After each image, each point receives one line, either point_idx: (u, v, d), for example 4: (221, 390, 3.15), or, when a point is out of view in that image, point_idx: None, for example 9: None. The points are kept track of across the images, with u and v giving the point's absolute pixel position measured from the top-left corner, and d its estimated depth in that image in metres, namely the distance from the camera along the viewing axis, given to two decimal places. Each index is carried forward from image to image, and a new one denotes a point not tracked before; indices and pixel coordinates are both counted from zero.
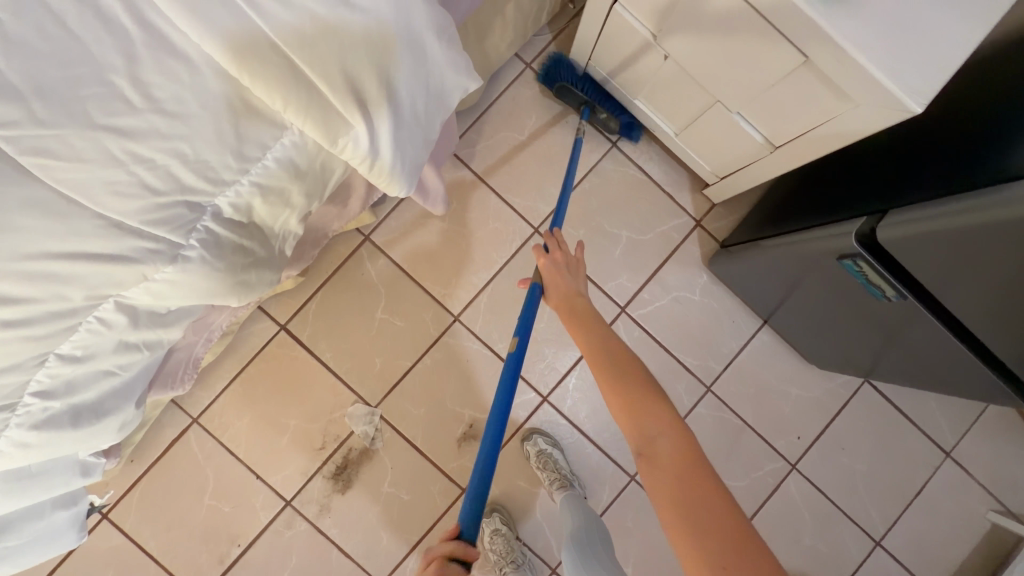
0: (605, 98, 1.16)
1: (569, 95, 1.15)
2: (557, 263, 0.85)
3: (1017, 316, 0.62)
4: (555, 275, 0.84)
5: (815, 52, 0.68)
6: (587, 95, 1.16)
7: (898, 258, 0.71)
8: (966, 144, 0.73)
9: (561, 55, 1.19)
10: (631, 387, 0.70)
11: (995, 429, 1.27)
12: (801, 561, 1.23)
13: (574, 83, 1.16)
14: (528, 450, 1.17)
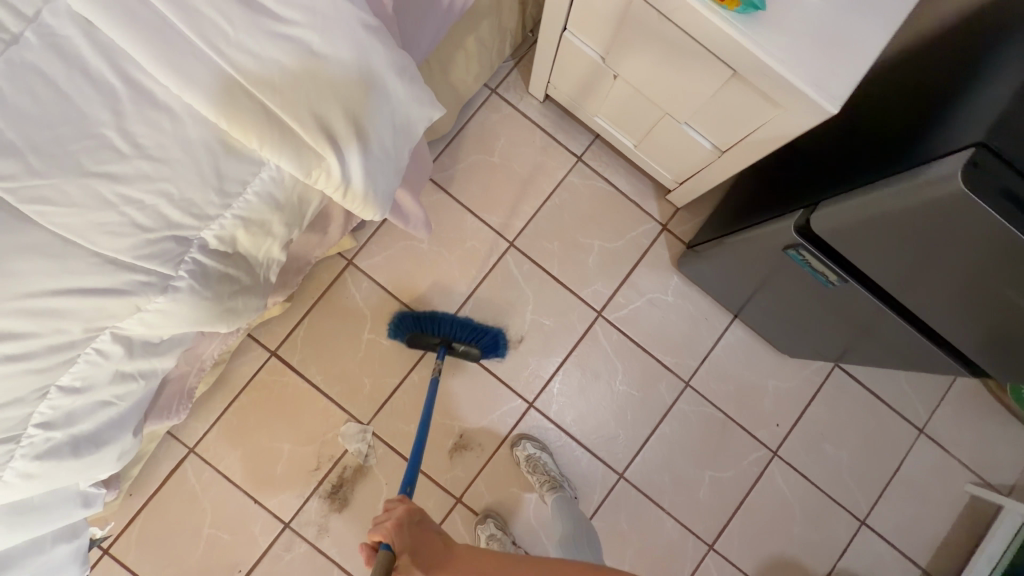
0: (452, 326, 1.19)
1: (425, 341, 1.16)
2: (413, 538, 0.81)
3: (945, 285, 0.66)
4: (418, 534, 0.82)
5: (740, 66, 0.76)
6: (439, 336, 1.17)
7: (836, 240, 0.73)
8: (877, 124, 0.77)
9: (406, 312, 1.22)
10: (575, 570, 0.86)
11: (966, 403, 1.31)
12: (791, 546, 1.26)
13: (424, 329, 1.18)
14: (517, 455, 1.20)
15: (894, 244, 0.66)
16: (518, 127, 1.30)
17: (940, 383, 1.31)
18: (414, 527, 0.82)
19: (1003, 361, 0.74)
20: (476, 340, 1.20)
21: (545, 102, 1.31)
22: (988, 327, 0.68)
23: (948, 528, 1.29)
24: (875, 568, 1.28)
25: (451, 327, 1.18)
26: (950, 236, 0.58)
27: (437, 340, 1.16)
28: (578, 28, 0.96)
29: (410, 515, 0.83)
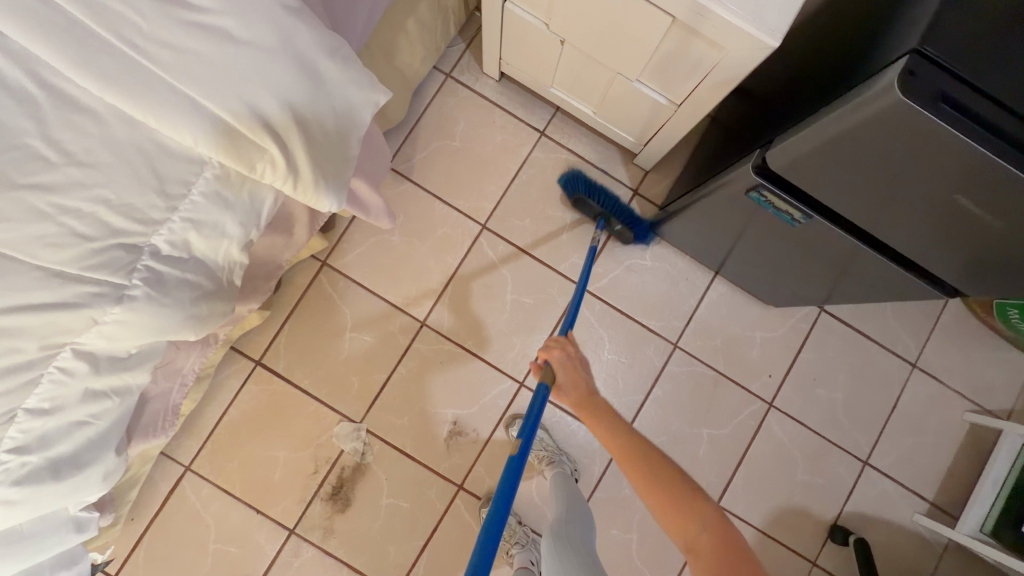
0: (618, 207, 1.21)
1: (584, 207, 1.23)
2: (568, 357, 0.90)
3: (901, 202, 0.66)
4: (570, 371, 0.89)
5: (677, 11, 0.74)
6: (605, 206, 1.21)
7: (792, 175, 0.73)
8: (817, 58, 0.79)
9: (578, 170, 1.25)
10: (667, 478, 0.72)
11: (954, 333, 1.31)
12: (797, 494, 1.26)
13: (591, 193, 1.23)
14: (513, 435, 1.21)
15: (844, 168, 0.65)
16: (477, 109, 1.29)
17: (928, 316, 1.31)
18: (570, 363, 0.90)
19: (968, 273, 0.74)
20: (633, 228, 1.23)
21: (500, 80, 1.30)
22: (947, 239, 0.68)
23: (951, 458, 1.29)
24: (883, 506, 1.28)
25: (614, 205, 1.21)
26: (897, 150, 0.58)
27: (596, 212, 1.22)
28: None
29: (573, 358, 0.91)
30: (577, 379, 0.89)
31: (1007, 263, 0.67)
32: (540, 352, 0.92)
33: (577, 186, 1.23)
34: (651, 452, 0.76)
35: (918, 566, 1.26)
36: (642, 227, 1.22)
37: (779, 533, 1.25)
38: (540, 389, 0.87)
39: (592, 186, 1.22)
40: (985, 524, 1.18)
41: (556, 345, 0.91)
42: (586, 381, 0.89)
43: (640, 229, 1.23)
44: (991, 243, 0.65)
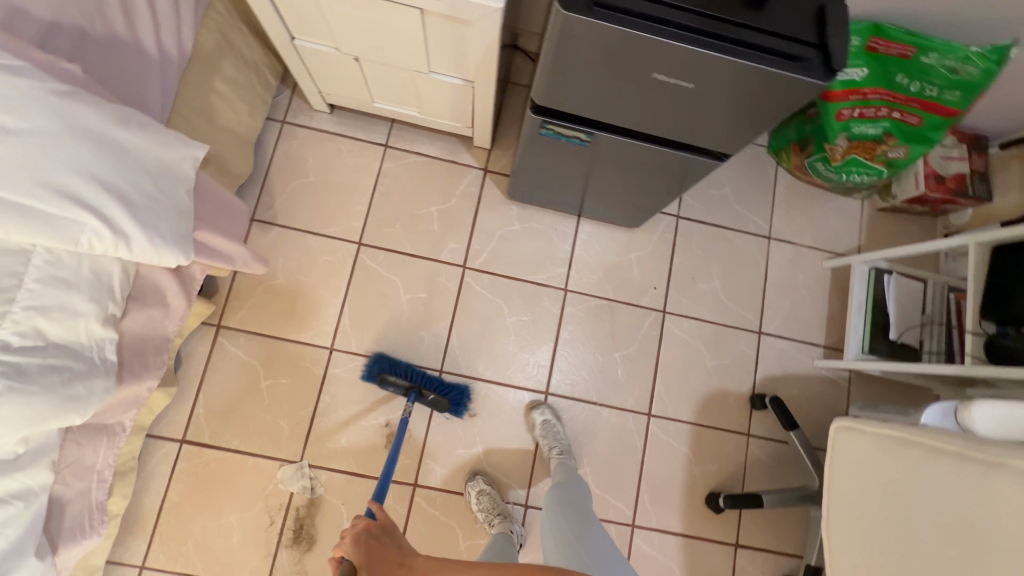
0: (428, 383, 1.23)
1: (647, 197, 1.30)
2: (364, 537, 0.83)
3: (633, 96, 0.79)
4: (378, 551, 0.82)
5: (420, 2, 0.87)
6: (411, 382, 1.21)
7: (554, 100, 0.86)
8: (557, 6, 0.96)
9: (383, 359, 1.25)
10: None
11: (790, 200, 1.51)
12: (712, 381, 1.40)
13: (396, 372, 1.22)
14: (534, 418, 1.29)
15: (577, 80, 0.79)
16: (320, 143, 1.39)
17: (766, 193, 1.51)
18: (372, 541, 0.83)
19: (727, 143, 0.86)
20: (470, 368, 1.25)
21: (334, 112, 1.40)
22: (686, 116, 0.81)
23: (826, 303, 1.47)
24: (787, 363, 1.43)
25: (420, 377, 1.23)
26: (596, 53, 0.71)
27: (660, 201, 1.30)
28: (301, 32, 1.06)
29: (370, 534, 0.84)
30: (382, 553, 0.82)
31: (737, 124, 0.80)
32: (336, 549, 0.81)
33: (383, 367, 1.23)
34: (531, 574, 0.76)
35: (832, 402, 1.42)
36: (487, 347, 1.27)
37: (710, 420, 1.37)
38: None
39: (396, 366, 1.24)
40: (863, 346, 1.34)
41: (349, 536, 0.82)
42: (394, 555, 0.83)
43: (454, 396, 1.25)
44: (710, 109, 0.78)
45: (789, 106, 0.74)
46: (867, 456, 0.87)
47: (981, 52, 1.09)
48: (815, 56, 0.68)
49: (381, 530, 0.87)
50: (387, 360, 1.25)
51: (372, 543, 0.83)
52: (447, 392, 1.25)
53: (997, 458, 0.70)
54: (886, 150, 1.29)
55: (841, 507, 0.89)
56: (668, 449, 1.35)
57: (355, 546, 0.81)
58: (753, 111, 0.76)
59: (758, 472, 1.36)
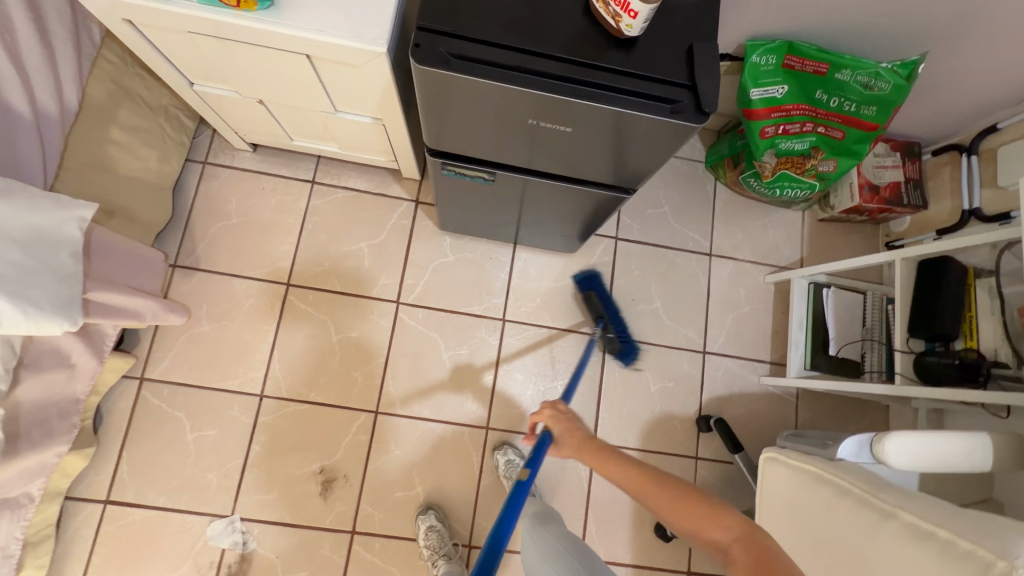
0: (617, 322, 1.32)
1: (590, 306, 1.31)
2: (557, 415, 0.92)
3: (520, 139, 0.77)
4: (566, 422, 0.91)
5: (302, 48, 0.84)
6: (603, 309, 1.31)
7: (446, 143, 0.83)
8: None
9: (594, 274, 1.33)
10: (698, 505, 0.68)
11: (729, 215, 1.50)
12: (658, 404, 1.37)
13: (603, 296, 1.31)
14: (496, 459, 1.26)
15: (460, 126, 0.76)
16: (243, 183, 1.35)
17: (704, 209, 1.49)
18: (563, 417, 0.92)
19: (626, 177, 0.85)
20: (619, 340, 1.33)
21: (257, 150, 1.37)
22: (577, 154, 0.79)
23: (770, 319, 1.45)
24: (732, 382, 1.41)
25: (613, 315, 1.31)
26: (468, 101, 0.69)
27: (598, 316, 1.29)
28: (199, 79, 1.03)
29: (564, 413, 0.93)
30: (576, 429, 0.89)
31: (627, 160, 0.78)
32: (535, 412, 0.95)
33: (593, 285, 1.32)
34: (662, 489, 0.71)
35: (779, 419, 1.40)
36: (629, 344, 1.33)
37: (656, 445, 1.35)
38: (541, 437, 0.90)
39: (605, 290, 1.33)
40: (805, 362, 1.32)
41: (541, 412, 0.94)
42: (582, 429, 0.89)
43: (627, 345, 1.34)
44: (597, 148, 0.76)
45: (671, 146, 0.72)
46: (789, 499, 0.84)
47: (891, 68, 1.08)
48: (686, 98, 0.65)
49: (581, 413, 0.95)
50: (597, 279, 1.32)
51: (569, 421, 0.91)
52: (622, 339, 1.33)
53: (889, 508, 0.67)
54: (815, 164, 1.28)
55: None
56: None
57: (555, 419, 0.91)
58: (638, 149, 0.74)
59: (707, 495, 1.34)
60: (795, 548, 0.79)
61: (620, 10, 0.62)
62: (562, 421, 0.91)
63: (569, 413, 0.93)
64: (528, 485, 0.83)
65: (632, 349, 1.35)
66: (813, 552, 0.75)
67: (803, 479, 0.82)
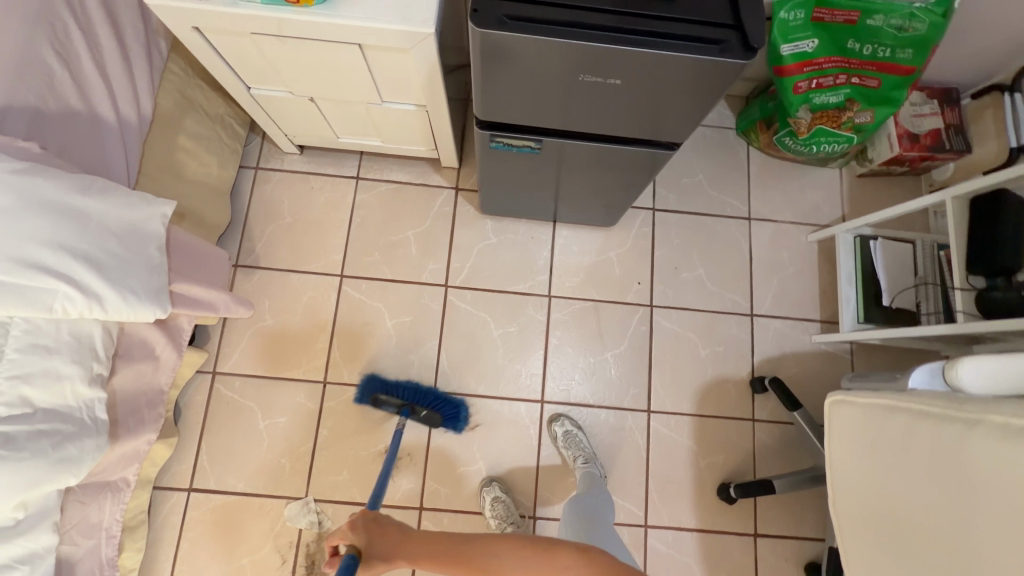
0: (423, 400, 1.25)
1: (384, 407, 1.22)
2: (364, 521, 0.85)
3: (567, 100, 0.80)
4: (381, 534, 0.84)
5: (356, 37, 0.90)
6: (403, 399, 1.24)
7: (495, 113, 0.87)
8: None
9: (376, 377, 1.30)
10: (542, 548, 0.83)
11: (765, 178, 1.50)
12: (709, 369, 1.38)
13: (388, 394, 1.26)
14: (555, 431, 1.29)
15: (510, 92, 0.80)
16: (293, 184, 1.43)
17: (739, 174, 1.50)
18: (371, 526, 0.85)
19: (671, 131, 0.87)
20: (439, 409, 1.27)
21: (304, 153, 1.45)
22: (624, 111, 0.82)
23: (816, 277, 1.44)
24: (784, 342, 1.40)
25: (413, 396, 1.26)
26: (520, 62, 0.72)
27: (398, 406, 1.20)
28: (256, 82, 1.10)
29: (365, 526, 0.84)
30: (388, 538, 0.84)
31: (674, 113, 0.80)
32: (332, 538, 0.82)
33: (375, 389, 1.28)
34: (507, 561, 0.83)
35: (835, 377, 1.39)
36: (450, 404, 1.27)
37: (711, 409, 1.35)
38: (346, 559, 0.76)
39: (387, 387, 1.28)
40: (858, 316, 1.31)
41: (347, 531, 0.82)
42: (397, 529, 0.86)
43: (450, 411, 1.27)
44: (644, 101, 0.78)
45: (718, 91, 0.74)
46: (858, 435, 0.83)
47: (924, 7, 1.09)
48: (733, 38, 0.68)
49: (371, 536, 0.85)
50: (380, 381, 1.30)
51: (381, 528, 0.85)
52: (441, 408, 1.27)
53: (976, 415, 0.67)
54: (852, 116, 1.28)
55: (848, 516, 0.83)
56: (672, 443, 1.33)
57: (359, 531, 0.82)
58: (685, 99, 0.76)
59: (768, 456, 1.33)
60: (878, 486, 0.77)
61: None
62: (370, 531, 0.83)
63: (380, 520, 0.87)
64: None
65: (460, 406, 1.29)
66: (902, 482, 0.74)
67: (873, 415, 0.80)
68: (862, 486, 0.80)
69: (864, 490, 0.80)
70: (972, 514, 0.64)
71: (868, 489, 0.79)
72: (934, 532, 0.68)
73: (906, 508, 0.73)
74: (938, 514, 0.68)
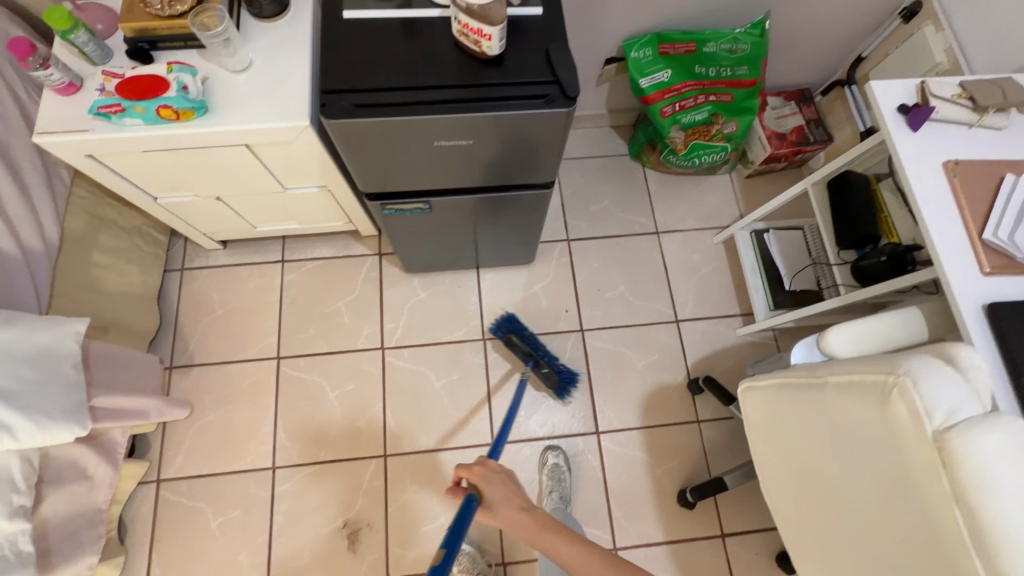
0: (548, 357, 1.33)
1: (514, 350, 1.31)
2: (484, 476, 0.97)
3: (433, 163, 0.89)
4: (499, 485, 0.96)
5: (239, 138, 0.97)
6: (530, 348, 1.32)
7: (376, 184, 0.95)
8: None
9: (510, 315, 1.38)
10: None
11: (665, 194, 1.62)
12: (648, 379, 1.43)
13: (524, 336, 1.34)
14: (547, 459, 1.31)
15: (380, 165, 0.88)
16: (220, 277, 1.47)
17: (641, 194, 1.62)
18: (497, 478, 0.97)
19: (538, 173, 0.96)
20: (557, 372, 1.32)
21: (228, 246, 1.49)
22: (487, 164, 0.90)
23: (729, 275, 1.54)
24: (712, 340, 1.47)
25: (540, 348, 1.33)
26: (376, 141, 0.81)
27: (524, 355, 1.30)
28: (162, 191, 1.16)
29: (496, 476, 0.97)
30: (507, 492, 0.95)
31: (529, 156, 0.89)
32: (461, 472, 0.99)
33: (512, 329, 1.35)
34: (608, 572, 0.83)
35: None
36: (567, 372, 1.33)
37: (656, 418, 1.39)
38: (466, 500, 0.93)
39: (523, 332, 1.35)
40: (769, 304, 1.39)
41: (472, 471, 0.98)
42: (517, 490, 0.96)
43: (564, 376, 1.32)
44: (498, 152, 0.87)
45: (558, 135, 0.84)
46: (761, 417, 0.88)
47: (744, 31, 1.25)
48: (554, 91, 0.78)
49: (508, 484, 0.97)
50: (518, 321, 1.37)
51: (505, 485, 0.96)
52: (559, 372, 1.33)
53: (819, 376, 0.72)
54: (719, 128, 1.42)
55: (773, 499, 0.87)
56: (626, 459, 1.36)
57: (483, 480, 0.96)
58: (532, 143, 0.85)
59: (719, 453, 1.37)
60: (785, 467, 0.82)
61: (478, 37, 0.75)
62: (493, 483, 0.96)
63: (505, 476, 0.98)
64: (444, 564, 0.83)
65: (572, 377, 1.34)
66: (795, 463, 0.79)
67: (765, 396, 0.86)
68: (776, 469, 0.84)
69: (778, 474, 0.84)
70: (841, 497, 0.68)
71: (781, 468, 0.83)
72: (823, 512, 0.73)
73: (802, 488, 0.77)
74: (822, 495, 0.72)
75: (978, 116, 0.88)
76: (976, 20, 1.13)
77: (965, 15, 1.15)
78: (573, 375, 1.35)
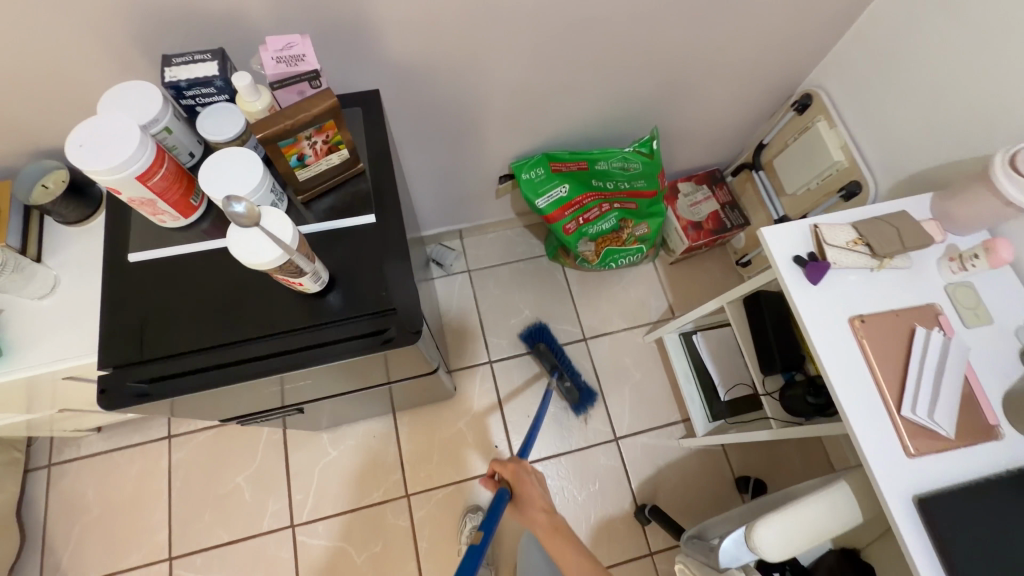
0: (572, 372, 1.37)
1: (543, 357, 1.36)
2: (519, 473, 0.99)
3: (278, 393, 0.75)
4: (528, 485, 0.98)
5: (50, 376, 0.81)
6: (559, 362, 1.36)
7: (220, 413, 0.80)
8: None
9: (542, 324, 1.46)
10: None
11: (588, 294, 1.52)
12: (592, 513, 1.31)
13: (552, 349, 1.39)
14: None
15: (210, 407, 0.73)
16: (95, 468, 1.27)
17: (563, 297, 1.51)
18: (525, 477, 0.99)
19: (410, 368, 0.84)
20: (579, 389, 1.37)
21: (103, 428, 1.30)
22: (343, 379, 0.77)
23: (664, 378, 1.45)
24: (655, 456, 1.37)
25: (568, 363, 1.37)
26: (189, 403, 0.66)
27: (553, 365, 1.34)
28: None
29: (527, 473, 1.00)
30: (532, 492, 0.97)
31: (389, 367, 0.77)
32: (496, 467, 1.02)
33: (542, 338, 1.41)
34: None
35: (714, 476, 1.36)
36: (587, 390, 1.38)
37: (605, 557, 1.27)
38: (500, 493, 0.96)
39: (553, 342, 1.40)
40: (708, 415, 1.30)
41: (505, 467, 1.01)
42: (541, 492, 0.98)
43: (585, 393, 1.38)
44: (350, 374, 0.74)
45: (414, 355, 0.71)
46: None
47: (633, 150, 1.21)
48: (395, 322, 0.66)
49: (538, 482, 1.00)
50: (548, 333, 1.42)
51: (532, 485, 0.98)
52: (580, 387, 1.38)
53: None
54: (631, 232, 1.33)
55: None
56: None
57: (516, 477, 0.99)
58: (387, 364, 0.73)
59: None
60: None
61: (292, 283, 0.62)
62: (523, 479, 0.98)
63: (533, 476, 1.00)
64: (484, 544, 0.84)
65: (592, 395, 1.40)
66: None
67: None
68: None
69: None
70: None
71: None
72: None
73: None
74: None
75: (878, 261, 0.80)
76: (865, 117, 1.09)
77: (854, 112, 1.11)
78: (592, 392, 1.39)
